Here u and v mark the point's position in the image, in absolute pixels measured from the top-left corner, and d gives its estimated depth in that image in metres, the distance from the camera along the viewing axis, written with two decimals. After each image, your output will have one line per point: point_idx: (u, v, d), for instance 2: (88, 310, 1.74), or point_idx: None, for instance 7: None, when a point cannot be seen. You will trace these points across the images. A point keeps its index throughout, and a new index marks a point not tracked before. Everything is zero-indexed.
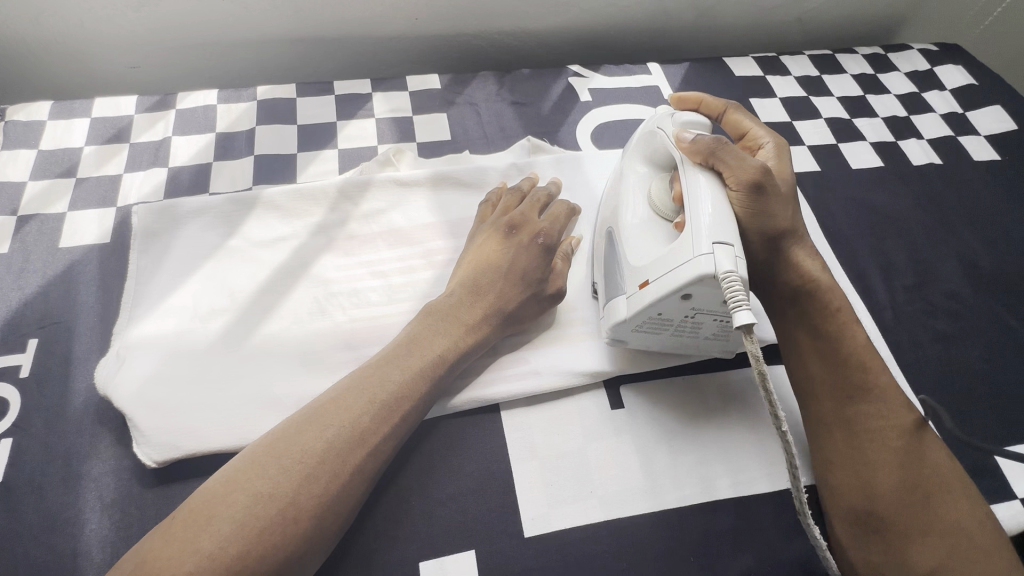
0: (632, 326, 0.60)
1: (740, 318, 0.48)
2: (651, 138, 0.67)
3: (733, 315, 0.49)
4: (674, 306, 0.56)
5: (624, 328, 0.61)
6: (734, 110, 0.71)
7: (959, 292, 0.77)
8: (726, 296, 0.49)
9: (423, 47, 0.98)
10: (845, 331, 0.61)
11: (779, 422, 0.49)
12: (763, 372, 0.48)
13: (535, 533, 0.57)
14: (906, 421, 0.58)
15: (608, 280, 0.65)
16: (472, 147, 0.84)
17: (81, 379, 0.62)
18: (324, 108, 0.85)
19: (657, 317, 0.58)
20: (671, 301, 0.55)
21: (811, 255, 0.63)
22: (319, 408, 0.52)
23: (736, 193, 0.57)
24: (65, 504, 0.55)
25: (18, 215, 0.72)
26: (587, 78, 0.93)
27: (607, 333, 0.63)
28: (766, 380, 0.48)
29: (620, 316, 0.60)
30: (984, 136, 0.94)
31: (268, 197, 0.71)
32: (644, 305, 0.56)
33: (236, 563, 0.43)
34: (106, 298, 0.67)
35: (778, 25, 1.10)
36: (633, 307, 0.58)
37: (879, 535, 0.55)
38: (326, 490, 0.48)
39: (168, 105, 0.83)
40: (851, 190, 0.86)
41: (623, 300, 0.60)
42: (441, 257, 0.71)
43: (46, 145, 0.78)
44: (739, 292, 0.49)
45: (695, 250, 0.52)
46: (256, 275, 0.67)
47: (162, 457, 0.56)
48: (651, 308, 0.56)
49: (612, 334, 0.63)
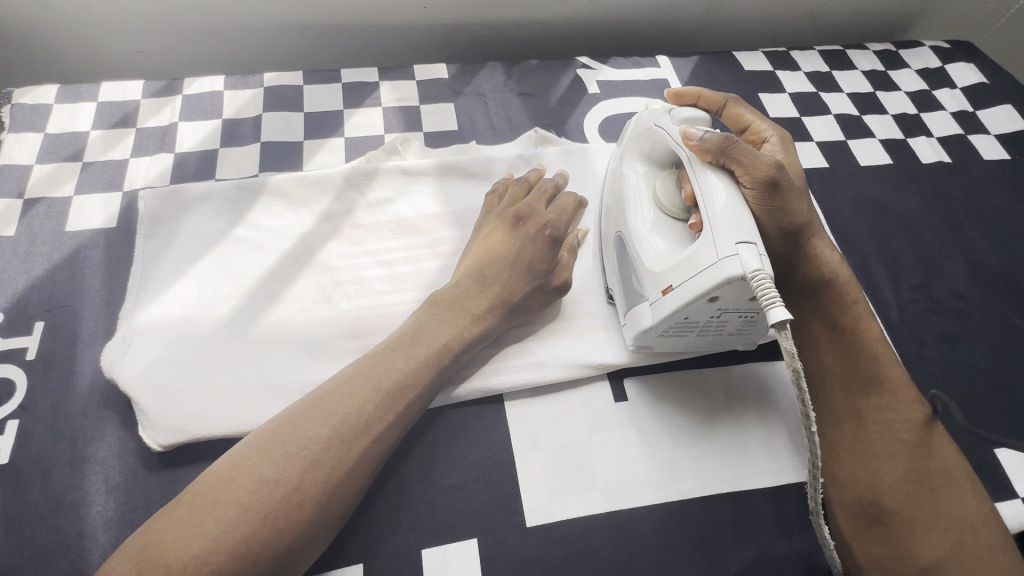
0: (657, 331, 0.60)
1: (774, 314, 0.47)
2: (648, 135, 0.67)
3: (765, 310, 0.48)
4: (700, 309, 0.56)
5: (648, 333, 0.61)
6: (735, 103, 0.70)
7: (966, 291, 0.77)
8: (758, 293, 0.49)
9: (431, 37, 0.98)
10: (860, 325, 0.61)
11: (809, 422, 0.49)
12: (797, 368, 0.48)
13: (536, 524, 0.57)
14: (915, 415, 0.58)
15: (626, 289, 0.64)
16: (479, 138, 0.84)
17: (88, 362, 0.62)
18: (331, 96, 0.84)
19: (684, 320, 0.58)
20: (698, 305, 0.55)
21: (829, 247, 0.63)
22: (324, 395, 0.52)
23: (751, 191, 0.56)
24: (72, 486, 0.56)
25: (24, 198, 0.72)
26: (596, 70, 0.93)
27: (632, 342, 0.63)
28: (801, 377, 0.48)
29: (645, 323, 0.60)
30: (994, 136, 0.93)
31: (276, 185, 0.71)
32: (669, 313, 0.56)
33: (240, 547, 0.44)
34: (111, 281, 0.67)
35: (789, 19, 1.09)
36: (658, 314, 0.58)
37: (883, 529, 0.55)
38: (330, 476, 0.48)
39: (175, 91, 0.83)
40: (859, 187, 0.86)
41: (646, 306, 0.60)
42: (446, 247, 0.71)
43: (53, 129, 0.77)
44: (772, 291, 0.49)
45: (719, 253, 0.52)
46: (261, 263, 0.67)
47: (168, 441, 0.56)
48: (678, 314, 0.56)
49: (638, 340, 0.62)
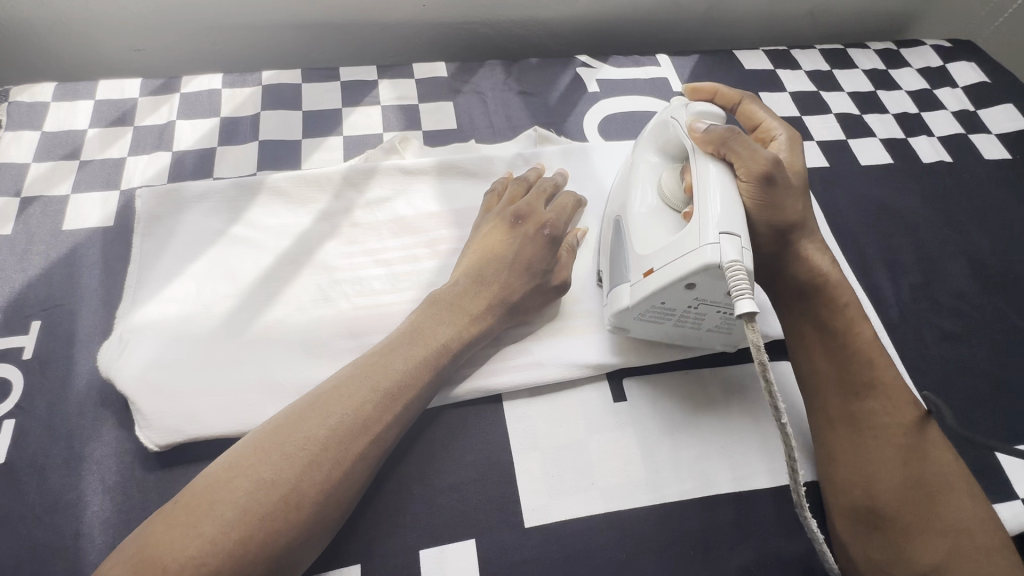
0: (634, 313, 0.60)
1: (741, 306, 0.47)
2: (663, 129, 0.66)
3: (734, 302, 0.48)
4: (676, 295, 0.56)
5: (626, 314, 0.61)
6: (750, 102, 0.71)
7: (966, 291, 0.76)
8: (730, 285, 0.49)
9: (430, 35, 0.97)
10: (854, 329, 0.61)
11: (779, 414, 0.48)
12: (763, 363, 0.48)
13: (534, 524, 0.57)
14: (910, 419, 0.58)
15: (613, 267, 0.64)
16: (478, 137, 0.83)
17: (84, 361, 0.62)
18: (329, 94, 0.84)
19: (661, 306, 0.58)
20: (674, 290, 0.55)
21: (820, 250, 0.62)
22: (320, 395, 0.52)
23: (747, 184, 0.56)
24: (68, 486, 0.55)
25: (21, 197, 0.71)
26: (596, 68, 0.92)
27: (609, 320, 0.63)
28: (766, 371, 0.47)
29: (622, 303, 0.60)
30: (995, 135, 0.93)
31: (274, 183, 0.71)
32: (648, 293, 0.56)
33: (236, 548, 0.43)
34: (108, 280, 0.67)
35: (789, 18, 1.09)
36: (637, 295, 0.58)
37: (881, 533, 0.55)
38: (326, 478, 0.48)
39: (173, 89, 0.82)
40: (859, 186, 0.85)
41: (627, 287, 0.60)
42: (445, 246, 0.70)
43: (50, 127, 0.77)
44: (744, 283, 0.48)
45: (701, 240, 0.52)
46: (259, 262, 0.66)
47: (165, 441, 0.56)
48: (655, 297, 0.56)
49: (615, 321, 0.62)
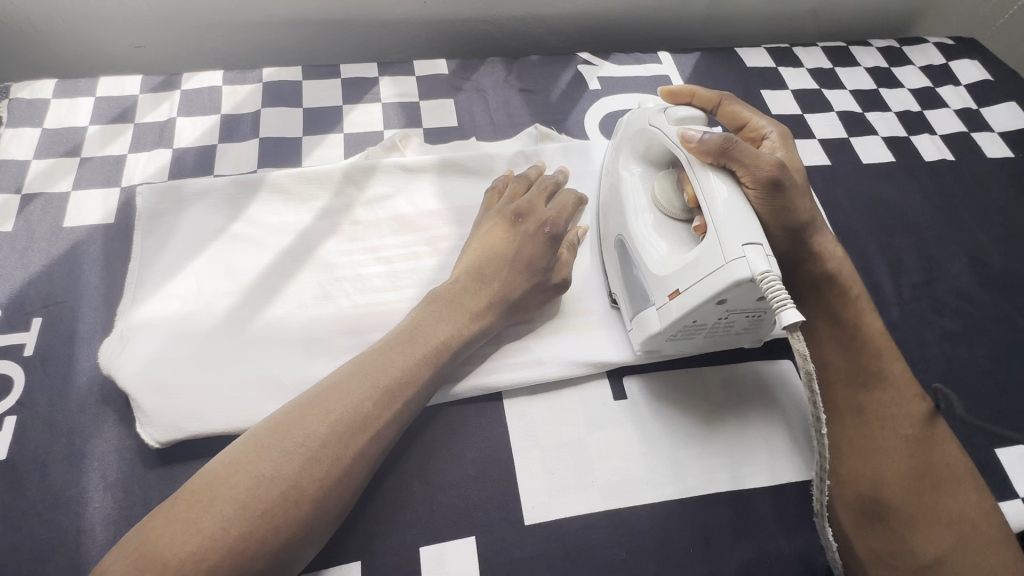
0: (665, 336, 0.59)
1: (786, 317, 0.48)
2: (643, 135, 0.66)
3: (777, 314, 0.49)
4: (707, 312, 0.55)
5: (648, 330, 0.60)
6: (730, 101, 0.70)
7: (968, 290, 0.76)
8: (768, 296, 0.49)
9: (431, 31, 0.97)
10: (864, 320, 0.61)
11: (820, 425, 0.51)
12: (810, 371, 0.49)
13: (534, 522, 0.57)
14: (918, 411, 0.58)
15: (629, 287, 0.64)
16: (479, 134, 0.83)
17: (85, 359, 0.62)
18: (330, 91, 0.84)
19: (692, 323, 0.57)
20: (706, 308, 0.55)
21: (832, 242, 0.63)
22: (323, 391, 0.52)
23: (754, 190, 0.56)
24: (69, 482, 0.55)
25: (22, 193, 0.71)
26: (598, 65, 0.92)
27: (639, 346, 0.63)
28: (814, 380, 0.49)
29: (653, 328, 0.59)
30: (998, 133, 0.93)
31: (274, 180, 0.70)
32: (678, 317, 0.56)
33: (238, 544, 0.43)
34: (109, 277, 0.67)
35: (791, 15, 1.08)
36: (665, 318, 0.57)
37: (884, 525, 0.55)
38: (328, 473, 0.48)
39: (173, 86, 0.82)
40: (861, 184, 0.85)
41: (654, 312, 0.59)
42: (445, 244, 0.70)
43: (51, 124, 0.77)
44: (782, 291, 0.49)
45: (726, 255, 0.52)
46: (260, 259, 0.66)
47: (166, 438, 0.56)
48: (686, 318, 0.56)
49: (644, 345, 0.62)
